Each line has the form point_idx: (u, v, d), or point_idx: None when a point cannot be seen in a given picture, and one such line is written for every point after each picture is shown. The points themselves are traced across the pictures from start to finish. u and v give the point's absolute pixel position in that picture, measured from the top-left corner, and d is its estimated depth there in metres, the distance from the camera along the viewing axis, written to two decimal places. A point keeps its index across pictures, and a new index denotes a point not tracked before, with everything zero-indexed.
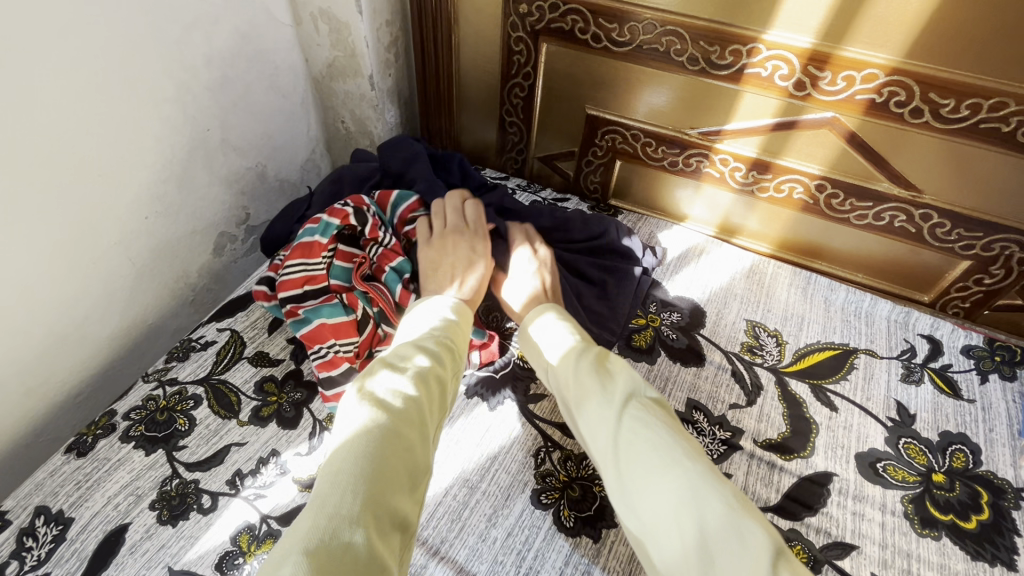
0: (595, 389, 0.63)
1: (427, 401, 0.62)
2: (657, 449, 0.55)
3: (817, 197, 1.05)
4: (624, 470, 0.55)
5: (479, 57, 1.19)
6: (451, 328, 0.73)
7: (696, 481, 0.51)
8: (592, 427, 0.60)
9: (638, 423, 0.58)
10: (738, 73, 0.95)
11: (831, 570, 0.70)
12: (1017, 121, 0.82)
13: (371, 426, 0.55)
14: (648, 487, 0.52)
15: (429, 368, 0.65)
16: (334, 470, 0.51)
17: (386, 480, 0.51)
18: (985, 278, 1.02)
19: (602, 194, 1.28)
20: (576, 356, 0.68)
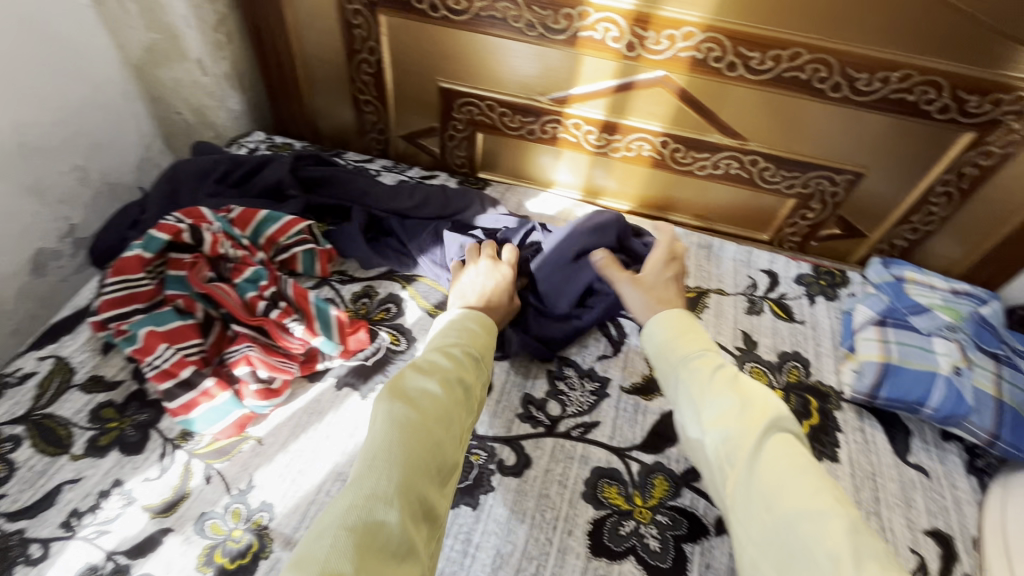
0: (737, 411, 0.63)
1: (455, 402, 0.67)
2: (805, 480, 0.56)
3: (663, 153, 1.11)
4: (761, 492, 0.56)
5: (318, 32, 1.12)
6: (472, 337, 0.76)
7: (821, 513, 0.52)
8: (727, 447, 0.62)
9: (772, 452, 0.59)
10: (573, 38, 0.98)
11: (688, 492, 0.77)
12: (811, 68, 0.92)
13: (404, 421, 0.60)
14: (780, 514, 0.54)
15: (455, 373, 0.69)
16: (370, 462, 0.56)
17: (419, 470, 0.57)
18: (808, 213, 1.15)
19: (471, 169, 1.27)
20: (712, 369, 0.69)
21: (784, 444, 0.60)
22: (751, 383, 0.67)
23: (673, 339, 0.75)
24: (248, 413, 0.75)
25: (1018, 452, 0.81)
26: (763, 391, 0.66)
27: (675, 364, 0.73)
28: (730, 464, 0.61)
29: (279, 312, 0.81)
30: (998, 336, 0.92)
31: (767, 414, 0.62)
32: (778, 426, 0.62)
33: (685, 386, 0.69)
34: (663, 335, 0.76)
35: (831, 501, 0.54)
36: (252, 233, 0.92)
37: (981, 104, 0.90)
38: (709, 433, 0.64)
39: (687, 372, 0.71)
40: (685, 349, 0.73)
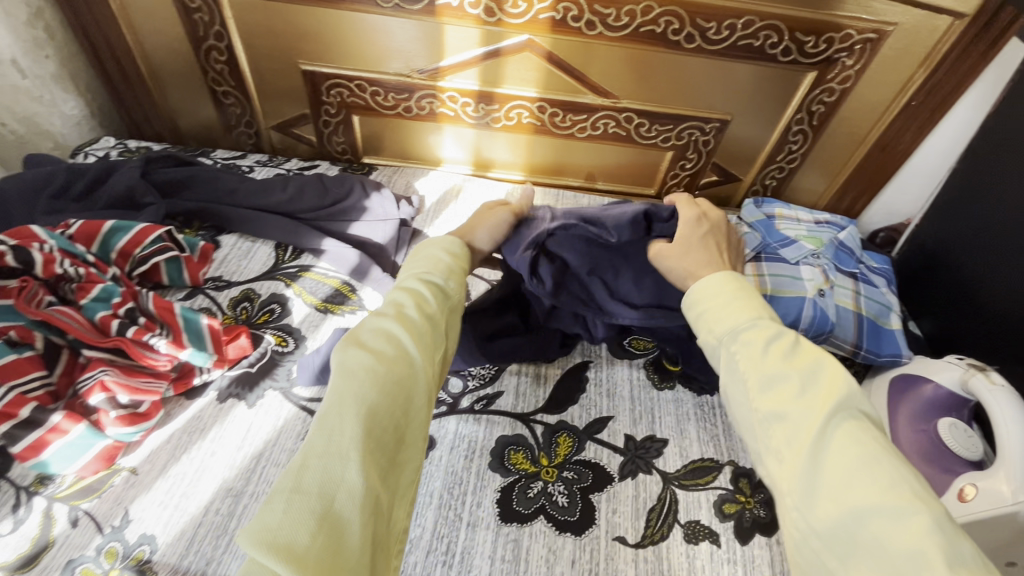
0: (797, 389, 0.52)
1: (420, 338, 0.62)
2: (881, 471, 0.46)
3: (542, 118, 1.12)
4: (828, 482, 0.47)
5: (153, 20, 1.01)
6: (435, 264, 0.73)
7: (899, 508, 0.43)
8: (786, 430, 0.51)
9: (843, 437, 0.49)
10: (431, 6, 0.95)
11: (592, 444, 0.80)
12: (664, 21, 0.94)
13: (356, 368, 0.55)
14: (853, 507, 0.45)
15: (414, 308, 0.64)
16: (324, 417, 0.51)
17: (379, 417, 0.53)
18: (686, 163, 1.20)
19: (354, 155, 1.22)
20: (763, 340, 0.57)
21: (859, 428, 0.49)
22: (811, 352, 0.56)
23: (711, 308, 0.63)
24: (114, 443, 0.69)
25: (878, 357, 0.90)
26: (827, 362, 0.54)
27: (717, 334, 0.61)
28: (788, 450, 0.51)
29: (136, 329, 0.73)
30: (854, 256, 1.02)
31: (836, 393, 0.51)
32: (850, 410, 0.51)
33: (732, 359, 0.58)
34: (702, 302, 0.64)
35: (912, 493, 0.44)
36: (98, 247, 0.84)
37: (817, 44, 0.97)
38: (763, 415, 0.53)
39: (732, 346, 0.59)
40: (733, 317, 0.60)
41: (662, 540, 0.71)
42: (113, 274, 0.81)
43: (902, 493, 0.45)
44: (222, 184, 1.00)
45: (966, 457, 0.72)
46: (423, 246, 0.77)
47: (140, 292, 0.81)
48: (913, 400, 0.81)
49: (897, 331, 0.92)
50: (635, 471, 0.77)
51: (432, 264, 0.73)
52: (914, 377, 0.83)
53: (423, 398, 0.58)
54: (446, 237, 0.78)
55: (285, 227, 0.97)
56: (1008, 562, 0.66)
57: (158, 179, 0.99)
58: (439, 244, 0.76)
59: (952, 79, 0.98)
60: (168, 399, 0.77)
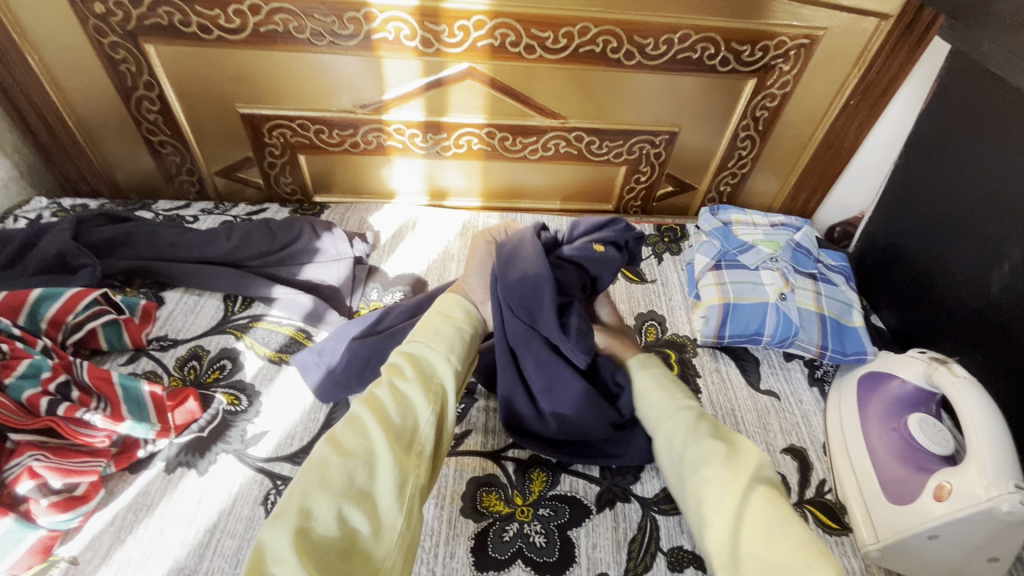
0: (720, 457, 0.57)
1: (390, 419, 0.56)
2: (793, 531, 0.50)
3: (492, 143, 1.11)
4: (748, 545, 0.50)
5: (78, 73, 0.97)
6: (429, 330, 0.68)
7: (812, 563, 0.47)
8: (714, 494, 0.55)
9: (758, 503, 0.53)
10: (367, 41, 0.93)
11: (567, 476, 0.77)
12: (603, 41, 0.95)
13: (313, 462, 0.51)
14: (768, 563, 0.48)
15: (387, 388, 0.59)
16: (277, 515, 0.47)
17: (327, 513, 0.48)
18: (641, 177, 1.20)
19: (304, 195, 1.19)
20: (694, 420, 0.63)
21: (773, 496, 0.54)
22: (738, 438, 0.61)
23: (643, 385, 0.70)
24: (50, 533, 0.63)
25: (844, 356, 0.89)
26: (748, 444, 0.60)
27: (651, 407, 0.67)
28: (716, 514, 0.54)
29: (70, 405, 0.68)
30: (812, 257, 1.02)
31: (750, 466, 0.56)
32: (762, 475, 0.56)
33: (670, 438, 0.62)
34: (642, 377, 0.71)
35: (820, 550, 0.48)
36: (24, 318, 0.78)
37: (753, 52, 0.98)
38: (693, 484, 0.57)
39: (666, 422, 0.64)
40: (665, 395, 0.67)
41: (645, 572, 0.68)
42: (42, 346, 0.75)
43: (810, 549, 0.48)
44: (162, 239, 0.96)
45: (938, 452, 0.72)
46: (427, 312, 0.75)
47: (74, 363, 0.75)
48: (883, 396, 0.81)
49: (860, 328, 0.92)
50: (613, 500, 0.75)
51: (417, 336, 0.67)
52: (883, 372, 0.84)
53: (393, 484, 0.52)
54: (455, 300, 0.75)
55: (229, 281, 0.93)
56: (990, 558, 0.64)
57: (92, 239, 0.94)
58: (433, 313, 0.72)
59: (886, 76, 1.01)
60: (108, 476, 0.71)
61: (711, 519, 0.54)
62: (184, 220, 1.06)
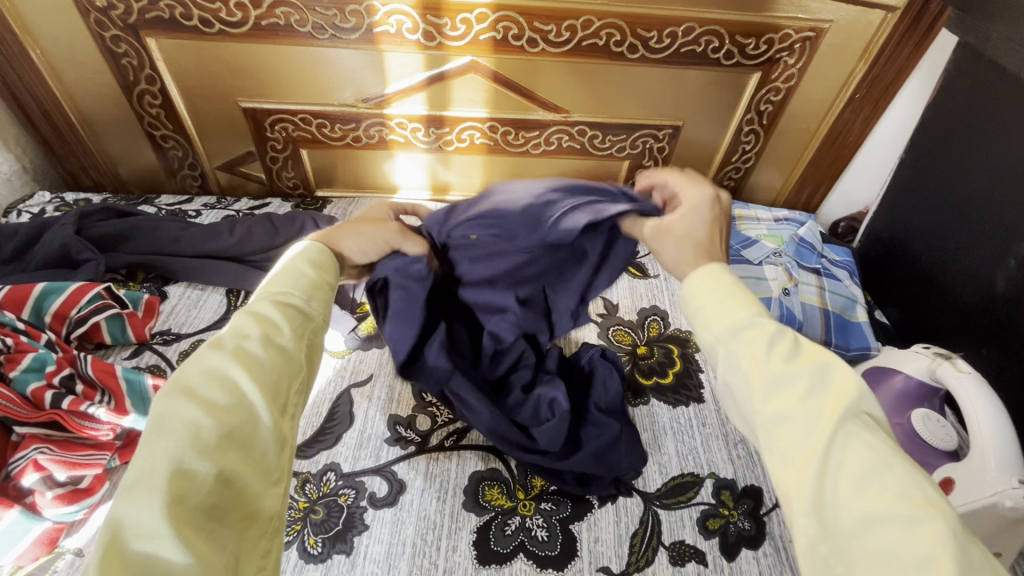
0: (804, 384, 0.38)
1: (260, 371, 0.41)
2: (892, 477, 0.34)
3: (495, 138, 1.11)
4: (841, 491, 0.35)
5: (80, 67, 0.97)
6: (299, 278, 0.49)
7: (916, 514, 0.32)
8: (795, 436, 0.37)
9: (855, 444, 0.36)
10: (368, 34, 0.93)
11: None
12: (606, 34, 0.94)
13: (163, 425, 0.35)
14: (870, 520, 0.33)
15: (253, 334, 0.43)
16: (131, 484, 0.32)
17: (204, 477, 0.34)
18: (644, 171, 1.19)
19: (306, 190, 1.19)
20: (767, 334, 0.40)
21: (869, 436, 0.36)
22: (810, 346, 0.41)
23: (711, 302, 0.43)
24: (55, 525, 0.63)
25: (848, 352, 0.89)
26: (827, 353, 0.40)
27: (715, 331, 0.43)
28: (797, 456, 0.37)
29: (73, 399, 0.69)
30: (816, 251, 1.01)
31: (845, 388, 0.38)
32: (863, 398, 0.38)
33: (734, 360, 0.41)
34: (703, 293, 0.44)
35: (936, 499, 0.33)
36: (30, 313, 0.79)
37: (757, 45, 0.97)
38: (763, 417, 0.39)
39: (734, 345, 0.41)
40: (733, 309, 0.42)
41: (647, 566, 0.68)
42: (46, 339, 0.76)
43: (914, 497, 0.34)
44: (165, 233, 0.96)
45: (942, 448, 0.72)
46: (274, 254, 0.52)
47: (78, 356, 0.76)
48: (886, 393, 0.81)
49: (864, 323, 0.92)
50: (615, 495, 0.75)
51: (295, 276, 0.49)
52: (885, 368, 0.83)
53: (273, 442, 0.39)
54: (307, 244, 0.53)
55: (233, 276, 0.93)
56: (993, 553, 0.64)
57: (95, 233, 0.94)
58: (294, 252, 0.51)
59: (892, 70, 1.00)
60: (113, 469, 0.71)
61: (786, 459, 0.38)
62: (186, 215, 1.06)
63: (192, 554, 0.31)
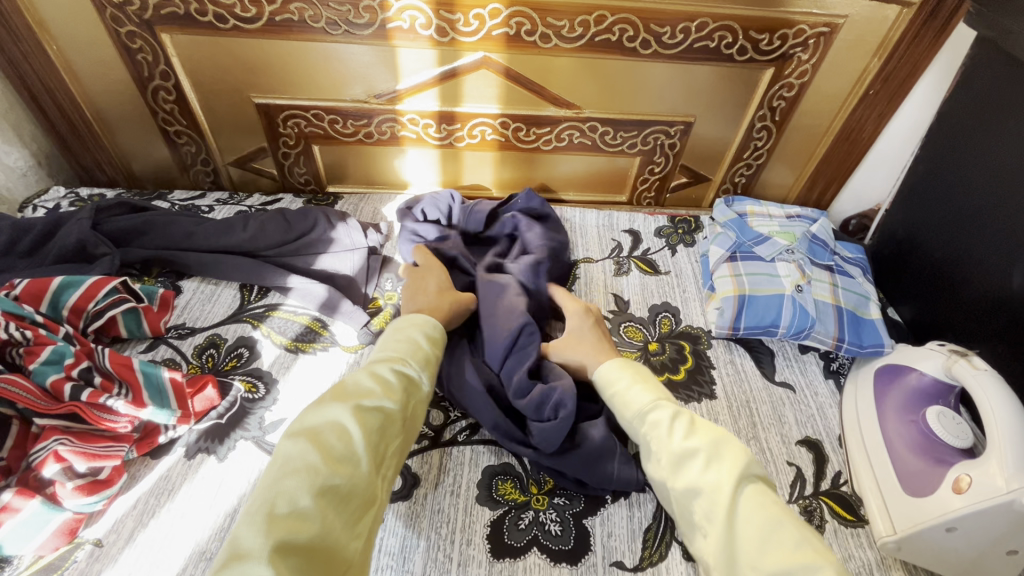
0: (700, 460, 0.59)
1: (372, 431, 0.59)
2: (785, 533, 0.52)
3: (506, 134, 1.11)
4: (744, 551, 0.53)
5: (95, 63, 0.98)
6: (413, 351, 0.71)
7: (808, 564, 0.49)
8: (704, 506, 0.57)
9: (748, 504, 0.55)
10: (381, 30, 0.93)
11: None
12: (619, 29, 0.94)
13: (300, 465, 0.53)
14: (764, 571, 0.50)
15: (375, 399, 0.61)
16: (249, 516, 0.49)
17: (315, 517, 0.50)
18: (655, 167, 1.19)
19: (317, 185, 1.20)
20: (665, 417, 0.65)
21: (760, 494, 0.56)
22: (711, 430, 0.63)
23: (620, 390, 0.71)
24: (76, 515, 0.64)
25: (861, 349, 0.88)
26: (723, 434, 0.62)
27: (629, 414, 0.68)
28: (708, 522, 0.57)
29: (92, 391, 0.69)
30: (828, 248, 1.01)
31: (735, 464, 0.58)
32: (749, 475, 0.58)
33: (648, 441, 0.65)
34: (618, 383, 0.72)
35: (815, 549, 0.50)
36: (46, 306, 0.79)
37: (771, 41, 0.97)
38: (680, 491, 0.60)
39: (642, 428, 0.66)
40: (644, 398, 0.68)
41: (660, 561, 0.68)
42: (64, 333, 0.76)
43: (802, 549, 0.51)
44: (179, 228, 0.97)
45: (957, 445, 0.72)
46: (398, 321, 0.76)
47: (96, 349, 0.76)
48: (901, 390, 0.80)
49: (877, 320, 0.92)
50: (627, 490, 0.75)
51: (408, 352, 0.70)
52: (900, 365, 0.83)
53: (365, 494, 0.56)
54: (427, 322, 0.76)
55: (245, 270, 0.94)
56: (1010, 551, 0.64)
57: (110, 228, 0.94)
58: (417, 328, 0.74)
59: (907, 65, 0.99)
60: (132, 461, 0.72)
61: (704, 527, 0.57)
62: (199, 210, 1.07)
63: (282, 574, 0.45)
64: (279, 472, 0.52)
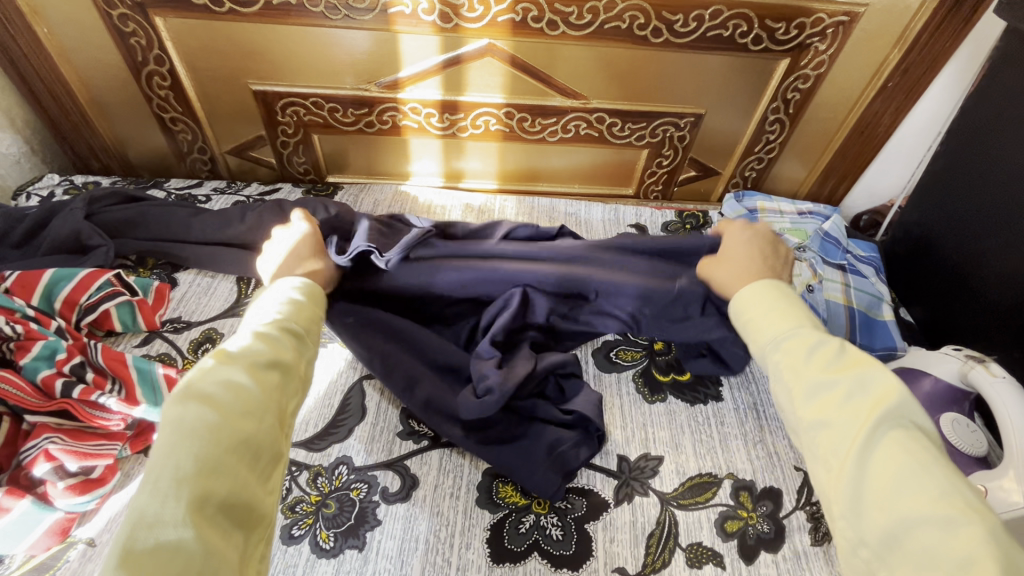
0: (841, 395, 0.50)
1: (269, 388, 0.52)
2: (931, 479, 0.44)
3: (511, 124, 1.07)
4: (872, 491, 0.45)
5: (88, 46, 0.95)
6: (295, 311, 0.61)
7: (951, 517, 0.41)
8: (834, 436, 0.49)
9: (890, 445, 0.46)
10: (383, 15, 0.89)
11: (586, 470, 0.75)
12: (630, 17, 0.90)
13: (197, 426, 0.44)
14: (900, 512, 0.43)
15: (267, 357, 0.53)
16: (147, 476, 0.41)
17: (225, 475, 0.43)
18: (663, 160, 1.16)
19: (317, 175, 1.17)
20: (806, 350, 0.55)
21: (908, 437, 0.46)
22: (861, 365, 0.52)
23: (758, 318, 0.62)
24: (67, 514, 0.63)
25: (872, 351, 0.86)
26: (879, 368, 0.51)
27: (763, 343, 0.60)
28: (834, 457, 0.48)
29: (84, 388, 0.67)
30: (841, 247, 0.98)
31: (884, 403, 0.48)
32: (895, 416, 0.48)
33: (777, 369, 0.56)
34: (754, 310, 0.63)
35: (966, 502, 0.42)
36: (40, 299, 0.77)
37: (787, 30, 0.93)
38: (807, 423, 0.52)
39: (778, 355, 0.57)
40: (780, 326, 0.59)
41: (663, 567, 0.67)
42: (57, 326, 0.74)
43: (952, 500, 0.42)
44: (174, 219, 0.95)
45: (971, 454, 0.70)
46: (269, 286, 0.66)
47: (90, 343, 0.75)
48: (914, 395, 0.78)
49: (890, 322, 0.89)
50: (631, 494, 0.73)
51: (287, 308, 0.61)
52: (912, 370, 0.81)
53: (273, 449, 0.49)
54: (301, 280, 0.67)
55: (242, 264, 0.92)
56: None
57: (104, 218, 0.92)
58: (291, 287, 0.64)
59: (927, 58, 0.96)
60: (124, 459, 0.71)
61: (827, 461, 0.49)
62: (196, 200, 1.05)
63: (203, 541, 0.39)
64: (166, 435, 0.43)
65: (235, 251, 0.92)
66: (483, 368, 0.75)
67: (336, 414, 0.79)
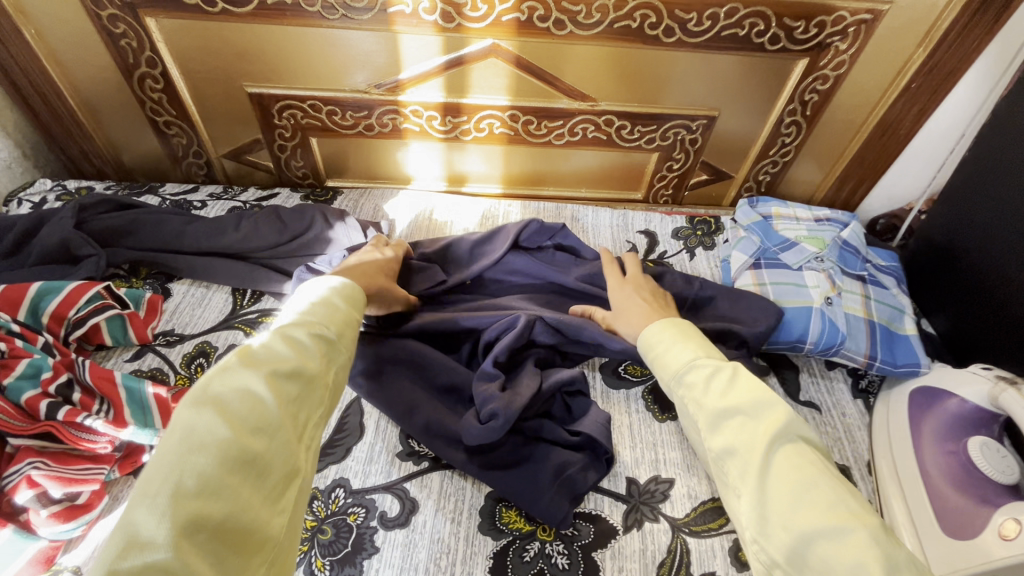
0: (741, 420, 0.50)
1: (288, 401, 0.48)
2: (818, 493, 0.44)
3: (515, 127, 1.03)
4: (774, 512, 0.45)
5: (78, 48, 0.91)
6: (328, 317, 0.58)
7: (839, 527, 0.42)
8: (737, 463, 0.49)
9: (782, 464, 0.47)
10: (382, 14, 0.86)
11: (594, 494, 0.72)
12: (641, 15, 0.86)
13: (206, 440, 0.41)
14: (797, 531, 0.43)
15: (291, 365, 0.50)
16: (143, 488, 0.38)
17: (225, 494, 0.40)
18: (674, 164, 1.12)
19: (316, 179, 1.14)
20: (707, 376, 0.55)
21: (795, 454, 0.48)
22: (754, 385, 0.53)
23: (660, 355, 0.62)
24: (51, 543, 0.60)
25: (894, 367, 0.82)
26: (768, 390, 0.52)
27: (669, 378, 0.59)
28: (739, 482, 0.48)
29: (69, 409, 0.65)
30: (860, 256, 0.94)
31: (774, 422, 0.49)
32: (787, 433, 0.49)
33: (684, 404, 0.56)
34: (659, 345, 0.63)
35: (850, 512, 0.43)
36: (26, 314, 0.75)
37: (807, 29, 0.89)
38: (713, 451, 0.51)
39: (680, 391, 0.57)
40: (682, 359, 0.59)
41: None
42: (43, 342, 0.72)
43: (839, 511, 0.43)
44: (168, 227, 0.92)
45: (1002, 481, 0.66)
46: (305, 284, 0.63)
47: (77, 360, 0.72)
48: (939, 416, 0.74)
49: (912, 336, 0.85)
50: (641, 520, 0.70)
51: (322, 314, 0.58)
52: (936, 389, 0.77)
53: (284, 466, 0.45)
54: (338, 282, 0.64)
55: (239, 274, 0.89)
56: None
57: (95, 226, 0.89)
58: (331, 291, 0.61)
59: (953, 59, 0.91)
60: (113, 481, 0.68)
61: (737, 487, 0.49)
62: (191, 206, 1.02)
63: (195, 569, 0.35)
64: (171, 444, 0.40)
65: (234, 263, 0.90)
66: (487, 392, 0.73)
67: (334, 433, 0.76)
